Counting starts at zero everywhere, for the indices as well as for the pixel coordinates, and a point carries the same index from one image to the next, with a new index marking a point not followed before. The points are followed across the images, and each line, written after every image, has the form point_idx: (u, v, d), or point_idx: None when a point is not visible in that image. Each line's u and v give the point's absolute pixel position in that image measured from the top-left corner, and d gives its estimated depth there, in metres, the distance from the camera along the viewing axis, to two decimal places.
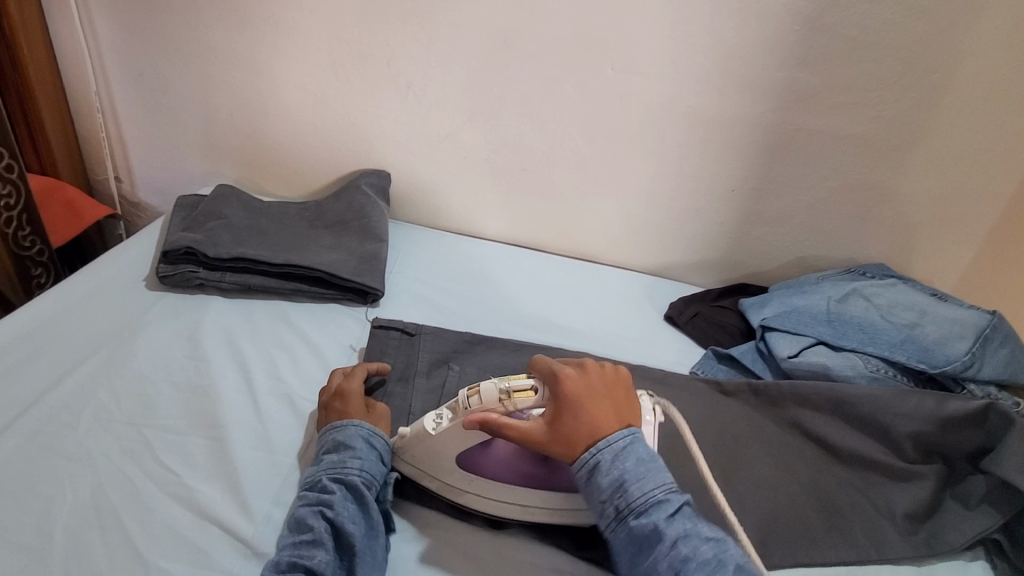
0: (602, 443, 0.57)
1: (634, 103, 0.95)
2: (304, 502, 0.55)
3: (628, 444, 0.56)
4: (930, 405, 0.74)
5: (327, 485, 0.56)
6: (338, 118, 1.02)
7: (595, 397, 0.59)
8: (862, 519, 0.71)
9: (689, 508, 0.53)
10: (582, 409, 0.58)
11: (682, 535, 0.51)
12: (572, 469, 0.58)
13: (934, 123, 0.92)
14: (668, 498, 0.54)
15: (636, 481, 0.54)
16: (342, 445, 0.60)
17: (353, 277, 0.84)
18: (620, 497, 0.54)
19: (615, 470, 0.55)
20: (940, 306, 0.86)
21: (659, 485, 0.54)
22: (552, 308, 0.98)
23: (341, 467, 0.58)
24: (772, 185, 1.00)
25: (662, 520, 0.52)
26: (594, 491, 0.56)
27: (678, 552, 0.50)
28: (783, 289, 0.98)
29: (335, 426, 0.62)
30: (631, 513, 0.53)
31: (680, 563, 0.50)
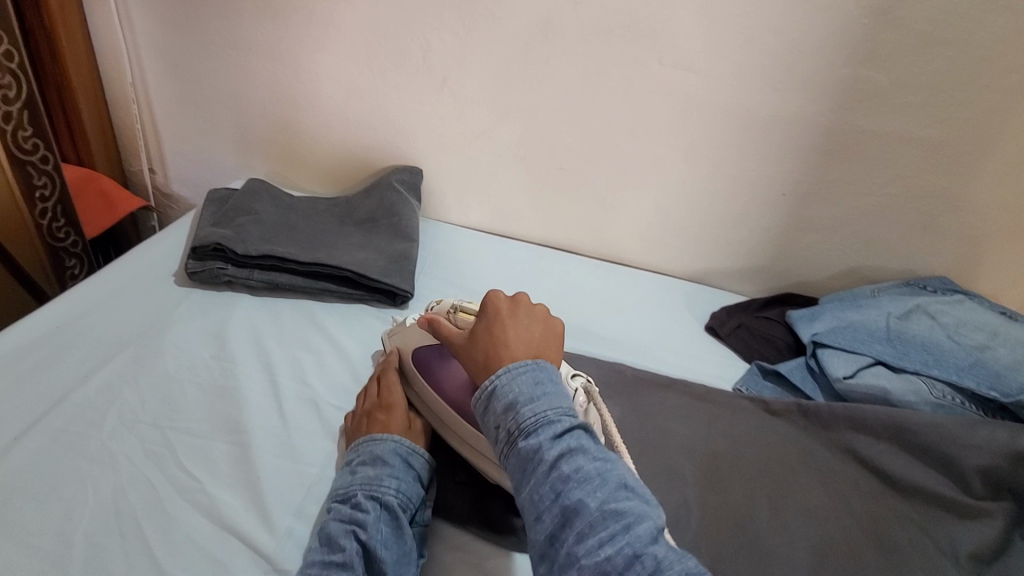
0: (501, 369, 0.53)
1: (680, 101, 0.90)
2: (335, 518, 0.53)
3: (528, 369, 0.52)
4: (1003, 438, 0.67)
5: (362, 502, 0.54)
6: (372, 112, 1.00)
7: (504, 323, 0.57)
8: (924, 558, 0.64)
9: (580, 431, 0.49)
10: (488, 331, 0.57)
11: (567, 454, 0.46)
12: (472, 399, 0.54)
13: (1012, 127, 0.84)
14: (559, 419, 0.49)
15: (527, 402, 0.50)
16: (379, 460, 0.58)
17: (382, 278, 0.82)
18: (510, 419, 0.49)
19: (510, 393, 0.51)
20: (1013, 329, 0.79)
21: (552, 406, 0.49)
22: (586, 315, 0.94)
23: (377, 485, 0.55)
24: (826, 191, 0.94)
25: (548, 440, 0.47)
26: (487, 417, 0.51)
27: (560, 471, 0.46)
28: (836, 302, 0.92)
29: (376, 438, 0.60)
30: (519, 435, 0.48)
31: (561, 483, 0.45)
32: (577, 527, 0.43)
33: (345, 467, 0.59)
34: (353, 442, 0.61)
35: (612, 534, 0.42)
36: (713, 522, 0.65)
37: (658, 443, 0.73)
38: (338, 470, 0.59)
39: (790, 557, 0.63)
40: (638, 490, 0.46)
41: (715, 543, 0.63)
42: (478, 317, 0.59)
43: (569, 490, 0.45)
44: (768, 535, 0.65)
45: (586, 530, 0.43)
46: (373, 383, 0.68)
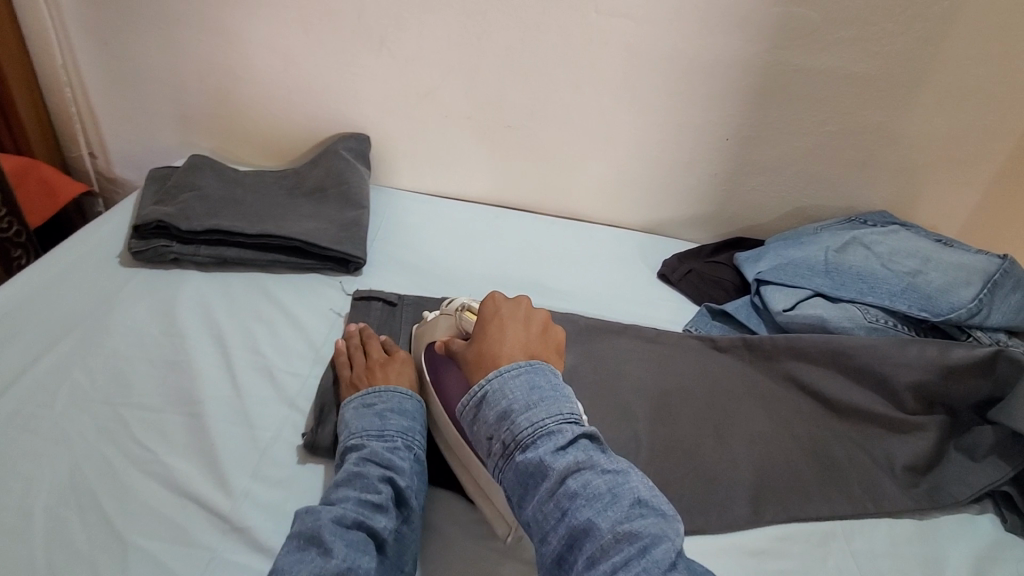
0: (492, 374, 0.56)
1: (620, 49, 0.90)
2: (371, 459, 0.55)
3: (523, 377, 0.55)
4: (933, 354, 0.71)
5: (398, 450, 0.57)
6: (312, 80, 0.98)
7: (502, 326, 0.61)
8: (861, 472, 0.69)
9: (584, 442, 0.51)
10: (485, 332, 0.61)
11: (573, 469, 0.49)
12: (461, 405, 0.57)
13: (942, 57, 0.86)
14: (560, 430, 0.52)
15: (524, 412, 0.53)
16: (406, 416, 0.61)
17: (332, 246, 0.82)
18: (507, 432, 0.53)
19: (505, 404, 0.54)
20: (946, 253, 0.83)
21: (551, 416, 0.52)
22: (541, 269, 0.95)
23: (407, 438, 0.58)
24: (768, 132, 0.95)
25: (549, 454, 0.50)
26: (482, 429, 0.55)
27: (566, 488, 0.48)
28: (781, 241, 0.95)
29: (405, 393, 0.63)
30: (518, 449, 0.52)
31: (568, 502, 0.47)
32: (587, 548, 0.45)
33: (368, 409, 0.60)
34: (369, 387, 0.62)
35: (626, 558, 0.44)
36: (664, 454, 0.68)
37: (612, 384, 0.76)
38: (357, 409, 0.60)
39: (735, 480, 0.66)
40: (654, 504, 0.48)
41: (664, 472, 0.67)
42: (480, 319, 0.64)
43: (577, 509, 0.47)
44: (715, 461, 0.68)
45: (598, 554, 0.45)
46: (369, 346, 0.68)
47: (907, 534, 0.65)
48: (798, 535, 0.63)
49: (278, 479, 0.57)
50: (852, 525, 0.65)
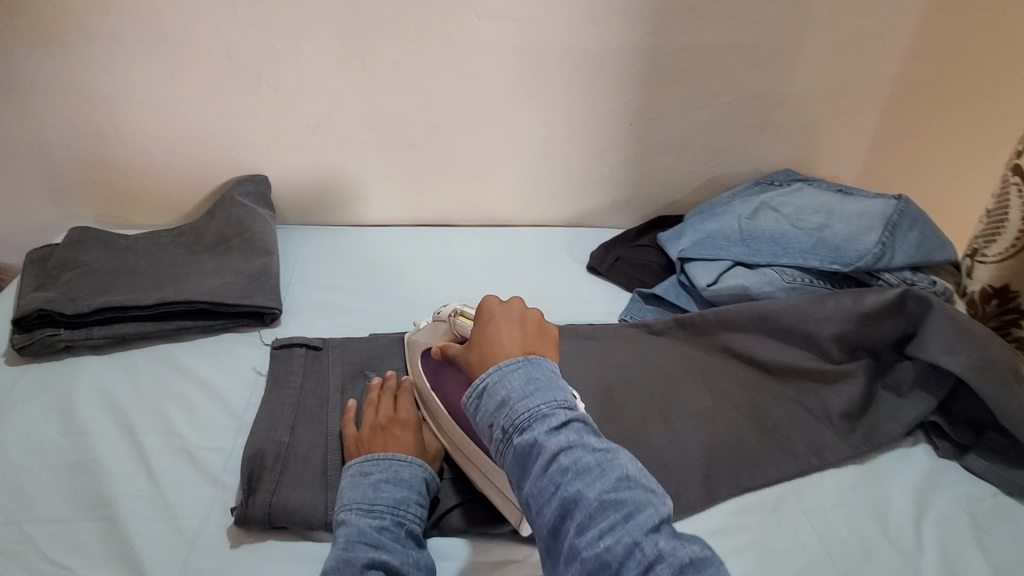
0: (491, 367, 0.53)
1: (508, 52, 0.89)
2: (360, 540, 0.51)
3: (520, 365, 0.52)
4: (849, 304, 0.73)
5: (391, 525, 0.53)
6: (194, 127, 0.92)
7: (497, 323, 0.58)
8: (801, 429, 0.71)
9: (577, 422, 0.48)
10: (482, 331, 0.58)
11: (566, 447, 0.46)
12: (462, 398, 0.54)
13: (810, 18, 0.90)
14: (553, 412, 0.48)
15: (521, 397, 0.50)
16: (403, 483, 0.57)
17: (241, 300, 0.77)
18: (504, 416, 0.50)
19: (501, 391, 0.51)
20: (846, 203, 0.86)
21: (545, 399, 0.49)
22: (470, 283, 0.92)
23: (401, 510, 0.54)
24: (667, 111, 0.97)
25: (544, 434, 0.47)
26: (480, 416, 0.52)
27: (558, 464, 0.46)
28: (697, 215, 0.97)
29: (405, 460, 0.58)
30: (515, 431, 0.49)
31: (559, 476, 0.45)
32: (578, 519, 0.43)
33: (363, 480, 0.56)
34: (360, 459, 0.58)
35: (612, 525, 0.42)
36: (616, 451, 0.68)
37: None
38: (350, 481, 0.56)
39: (686, 463, 0.67)
40: (644, 480, 0.46)
41: None
42: (475, 321, 0.61)
43: (569, 483, 0.45)
44: (666, 448, 0.68)
45: (586, 522, 0.43)
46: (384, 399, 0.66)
47: (851, 481, 0.67)
48: (752, 504, 0.65)
49: (210, 569, 0.53)
50: (801, 483, 0.67)
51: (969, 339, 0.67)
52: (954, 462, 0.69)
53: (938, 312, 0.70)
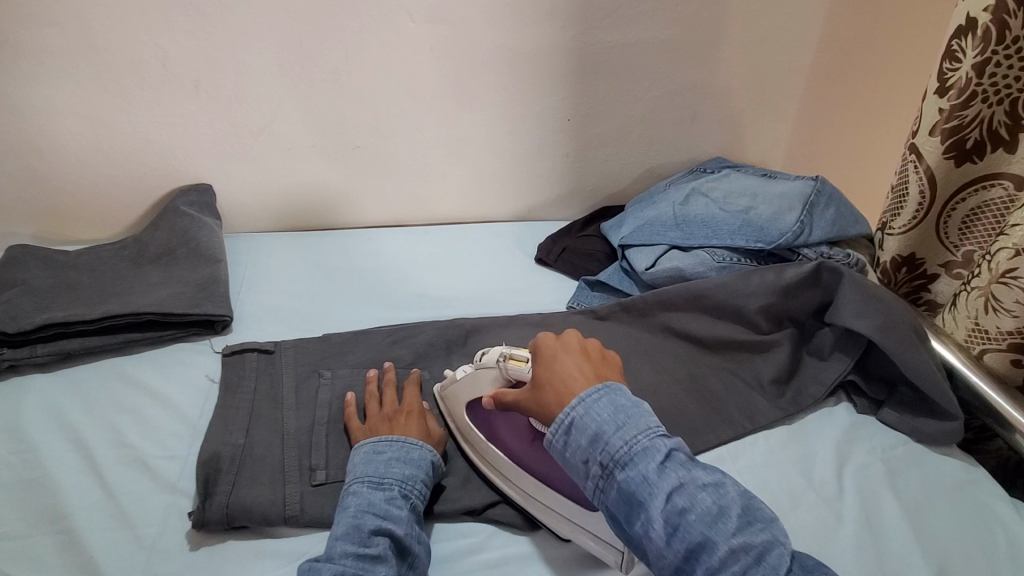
0: (575, 402, 0.53)
1: (445, 54, 0.91)
2: (369, 510, 0.54)
3: (603, 397, 0.53)
4: (772, 278, 0.80)
5: (398, 499, 0.56)
6: (130, 138, 0.91)
7: (563, 361, 0.58)
8: (736, 397, 0.76)
9: (678, 454, 0.50)
10: (550, 370, 0.58)
11: (676, 485, 0.47)
12: (545, 438, 0.54)
13: (727, 14, 0.96)
14: (654, 446, 0.50)
15: (615, 431, 0.51)
16: (412, 462, 0.60)
17: (190, 310, 0.77)
18: (603, 453, 0.50)
19: (593, 426, 0.51)
20: (770, 185, 0.93)
21: (641, 431, 0.50)
22: (422, 281, 0.94)
23: (409, 484, 0.58)
24: (602, 106, 1.01)
25: (652, 471, 0.48)
26: (574, 454, 0.52)
27: (674, 505, 0.47)
28: (636, 203, 1.02)
29: (416, 443, 0.61)
30: (616, 467, 0.50)
31: (678, 518, 0.46)
32: (705, 560, 0.45)
33: (376, 456, 0.59)
34: (373, 441, 0.61)
35: (744, 567, 0.43)
36: None
37: None
38: (364, 454, 0.60)
39: None
40: (756, 507, 0.47)
41: None
42: (533, 360, 0.60)
43: (688, 523, 0.46)
44: None
45: (716, 564, 0.44)
46: (386, 390, 0.69)
47: (781, 441, 0.73)
48: None
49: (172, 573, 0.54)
50: (736, 446, 0.73)
51: (876, 304, 0.74)
52: (871, 416, 0.77)
53: (848, 281, 0.76)
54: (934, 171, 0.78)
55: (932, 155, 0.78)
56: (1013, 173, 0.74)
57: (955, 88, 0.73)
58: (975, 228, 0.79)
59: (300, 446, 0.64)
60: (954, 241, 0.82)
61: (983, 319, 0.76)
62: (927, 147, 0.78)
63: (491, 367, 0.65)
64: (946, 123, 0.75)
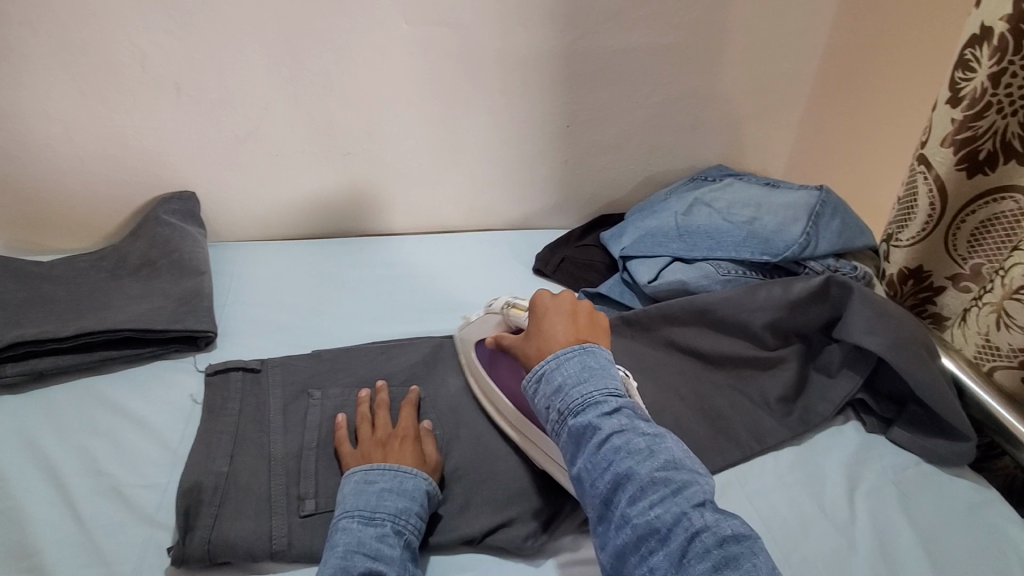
0: (549, 356, 0.57)
1: (440, 58, 0.88)
2: (358, 549, 0.51)
3: (575, 356, 0.56)
4: (778, 293, 0.77)
5: (390, 536, 0.52)
6: (109, 143, 0.86)
7: (553, 316, 0.61)
8: (742, 415, 0.74)
9: (628, 409, 0.52)
10: (538, 322, 0.61)
11: (618, 431, 0.50)
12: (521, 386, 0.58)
13: (730, 19, 0.93)
14: (606, 398, 0.52)
15: (576, 385, 0.54)
16: (405, 494, 0.56)
17: (170, 325, 0.73)
18: (561, 400, 0.54)
19: (557, 377, 0.55)
20: (774, 195, 0.91)
21: (598, 387, 0.53)
22: (416, 292, 0.91)
23: (401, 519, 0.54)
24: (602, 112, 0.99)
25: (599, 418, 0.51)
26: (539, 401, 0.56)
27: (612, 444, 0.49)
28: (637, 212, 1.00)
29: (411, 471, 0.58)
30: (570, 413, 0.53)
31: (612, 454, 0.49)
32: (629, 492, 0.47)
33: (367, 488, 0.56)
34: (365, 467, 0.58)
35: (660, 496, 0.46)
36: None
37: None
38: (355, 485, 0.56)
39: None
40: (689, 462, 0.49)
41: None
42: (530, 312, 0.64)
43: (620, 460, 0.49)
44: None
45: (637, 492, 0.47)
46: (379, 413, 0.65)
47: (791, 463, 0.71)
48: None
49: None
50: (744, 469, 0.70)
51: (887, 321, 0.72)
52: (881, 436, 0.74)
53: (858, 297, 0.74)
54: (945, 181, 0.77)
55: (943, 166, 0.76)
56: None
57: (969, 97, 0.71)
58: (984, 242, 0.77)
59: (288, 473, 0.60)
60: (963, 253, 0.80)
61: (994, 335, 0.74)
62: (937, 157, 0.76)
63: (498, 313, 0.71)
64: (958, 134, 0.73)
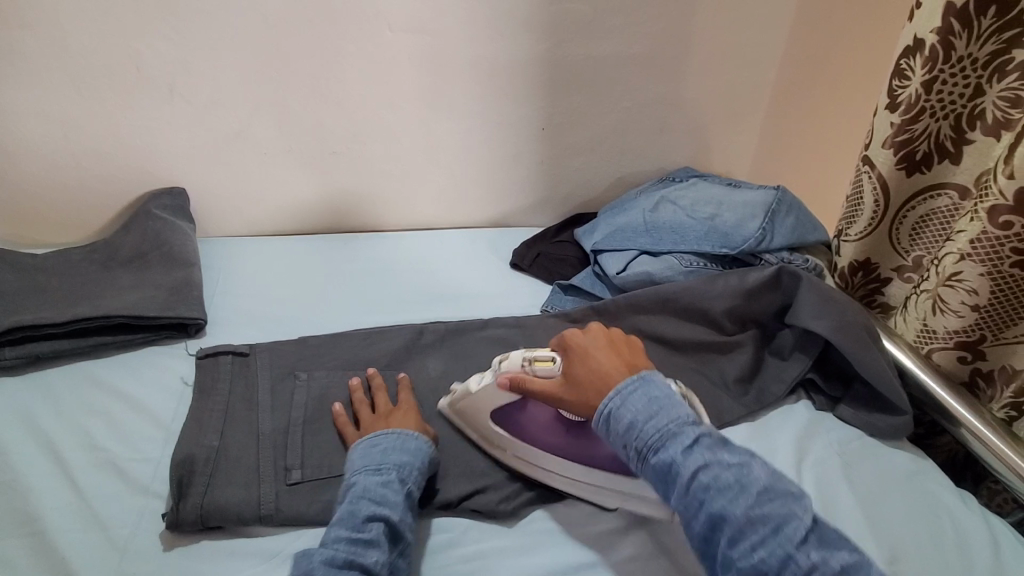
0: (611, 393, 0.57)
1: (421, 63, 0.93)
2: (366, 496, 0.56)
3: (638, 389, 0.57)
4: (735, 282, 0.83)
5: (394, 484, 0.57)
6: (102, 141, 0.90)
7: (595, 355, 0.62)
8: (702, 395, 0.79)
9: (707, 438, 0.52)
10: (586, 367, 0.61)
11: (702, 465, 0.50)
12: (591, 425, 0.59)
13: (694, 30, 1.00)
14: (682, 431, 0.53)
15: (647, 419, 0.54)
16: (407, 451, 0.61)
17: (162, 312, 0.76)
18: (637, 439, 0.54)
19: (627, 414, 0.55)
20: (735, 194, 0.97)
21: (672, 419, 0.54)
22: (399, 285, 0.95)
23: (405, 472, 0.59)
24: (576, 116, 1.04)
25: (680, 454, 0.51)
26: (614, 440, 0.56)
27: (699, 482, 0.50)
28: (609, 210, 1.05)
29: (411, 433, 0.63)
30: (649, 451, 0.53)
31: (702, 493, 0.49)
32: (728, 532, 0.47)
33: (373, 447, 0.61)
34: (369, 437, 0.63)
35: (763, 537, 0.46)
36: None
37: None
38: (363, 446, 0.62)
39: None
40: (783, 487, 0.49)
41: None
42: (564, 358, 0.63)
43: (712, 499, 0.49)
44: None
45: (736, 534, 0.47)
46: (376, 395, 0.69)
47: (746, 437, 0.76)
48: None
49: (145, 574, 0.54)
50: None
51: (831, 306, 0.78)
52: (829, 413, 0.81)
53: (807, 285, 0.80)
54: (888, 179, 0.83)
55: (886, 165, 0.82)
56: (957, 183, 0.79)
57: (905, 103, 0.78)
58: (923, 235, 0.84)
59: (275, 447, 0.64)
60: (906, 247, 0.86)
61: (931, 320, 0.81)
62: (880, 157, 0.83)
63: (513, 369, 0.66)
64: (897, 136, 0.80)
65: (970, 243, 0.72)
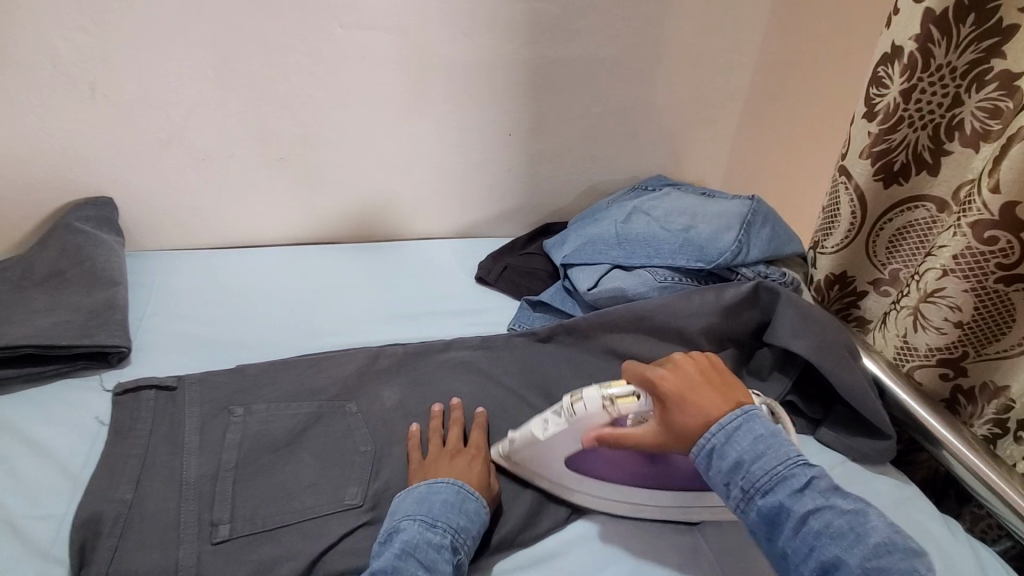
0: (714, 428, 0.55)
1: (377, 63, 0.86)
2: (415, 553, 0.51)
3: (743, 426, 0.55)
4: (712, 298, 0.78)
5: (446, 549, 0.53)
6: (14, 145, 0.80)
7: (690, 396, 0.57)
8: None
9: (820, 482, 0.51)
10: (685, 412, 0.57)
11: (814, 511, 0.50)
12: (687, 456, 0.57)
13: (667, 32, 0.96)
14: (792, 474, 0.52)
15: (755, 460, 0.53)
16: (463, 514, 0.56)
17: (76, 341, 0.67)
18: (742, 479, 0.53)
19: (732, 452, 0.54)
20: (709, 205, 0.93)
21: (780, 460, 0.53)
22: (354, 304, 0.88)
23: (457, 538, 0.54)
24: (545, 121, 0.99)
25: (790, 498, 0.51)
26: (713, 475, 0.55)
27: (811, 528, 0.50)
28: (580, 221, 1.00)
29: (473, 492, 0.58)
30: (756, 492, 0.52)
31: (814, 539, 0.49)
32: None
33: (431, 497, 0.57)
34: (435, 483, 0.59)
35: None
36: (504, 466, 0.67)
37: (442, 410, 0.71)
38: (420, 493, 0.57)
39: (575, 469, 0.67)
40: (899, 542, 0.48)
41: (508, 484, 0.66)
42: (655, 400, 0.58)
43: (824, 547, 0.49)
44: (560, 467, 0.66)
45: None
46: (450, 428, 0.66)
47: None
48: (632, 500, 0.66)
49: None
50: None
51: (811, 324, 0.74)
52: (809, 436, 0.77)
53: (785, 301, 0.76)
54: (864, 191, 0.80)
55: (862, 176, 0.79)
56: (936, 195, 0.76)
57: (883, 112, 0.74)
58: (901, 248, 0.81)
59: (200, 498, 0.56)
60: (882, 259, 0.83)
61: (911, 336, 0.77)
62: (857, 167, 0.79)
63: (593, 415, 0.60)
64: (874, 146, 0.76)
65: (952, 259, 0.69)
